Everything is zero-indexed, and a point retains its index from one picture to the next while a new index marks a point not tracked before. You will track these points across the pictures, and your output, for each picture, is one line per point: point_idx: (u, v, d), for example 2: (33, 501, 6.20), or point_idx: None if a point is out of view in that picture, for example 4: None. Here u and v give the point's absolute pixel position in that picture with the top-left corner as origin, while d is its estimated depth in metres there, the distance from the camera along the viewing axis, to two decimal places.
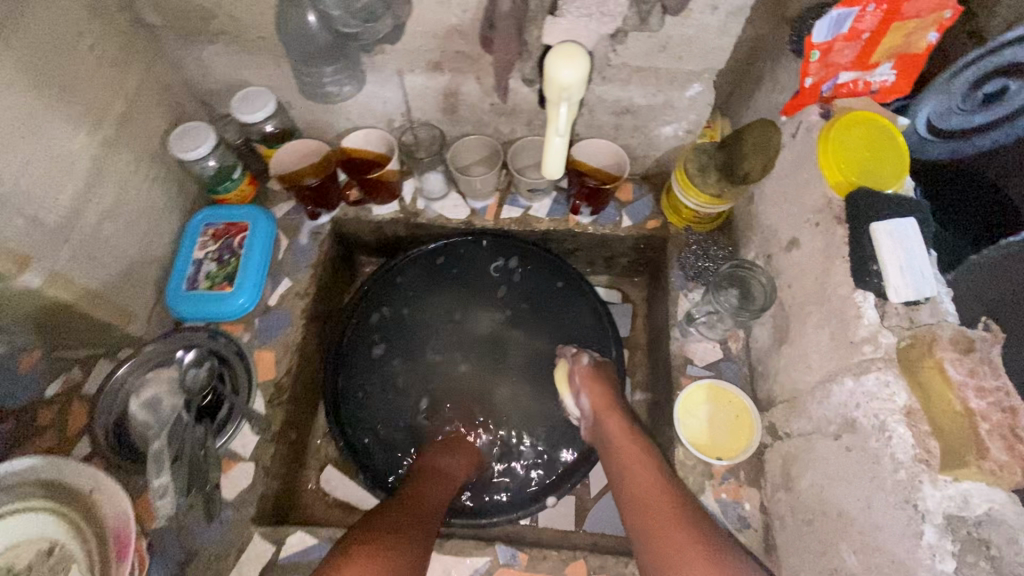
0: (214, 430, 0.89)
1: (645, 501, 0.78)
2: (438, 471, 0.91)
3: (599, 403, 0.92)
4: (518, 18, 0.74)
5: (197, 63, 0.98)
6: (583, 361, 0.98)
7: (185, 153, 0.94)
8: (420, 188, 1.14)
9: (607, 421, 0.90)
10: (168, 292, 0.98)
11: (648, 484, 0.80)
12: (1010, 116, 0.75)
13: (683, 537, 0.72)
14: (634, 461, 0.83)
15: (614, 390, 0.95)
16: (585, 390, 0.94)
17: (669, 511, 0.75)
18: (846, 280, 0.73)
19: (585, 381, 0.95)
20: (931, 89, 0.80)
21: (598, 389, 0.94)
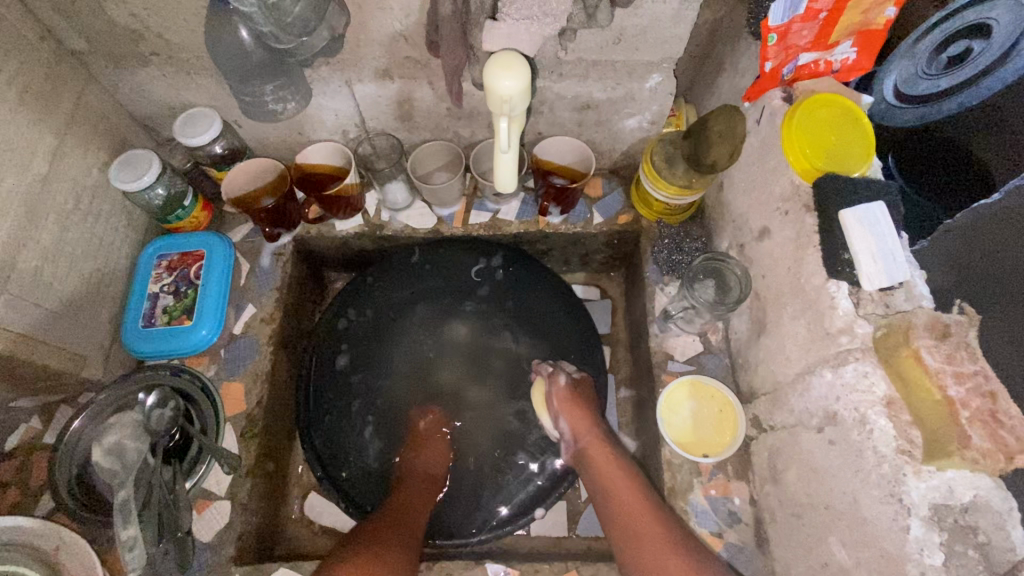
0: (183, 472, 0.86)
1: (631, 526, 0.79)
2: (422, 475, 0.94)
3: (579, 427, 0.92)
4: (462, 21, 0.70)
5: (132, 87, 0.93)
6: (561, 382, 0.96)
7: (129, 184, 0.89)
8: (383, 199, 1.10)
9: (587, 443, 0.91)
10: (125, 331, 0.94)
11: (635, 509, 0.81)
12: (975, 79, 0.67)
13: (672, 560, 0.75)
14: (615, 486, 0.85)
15: (592, 409, 0.95)
16: (564, 415, 0.94)
17: (656, 536, 0.77)
18: (819, 270, 0.71)
19: (563, 406, 0.94)
20: (899, 55, 0.78)
21: (577, 412, 0.93)
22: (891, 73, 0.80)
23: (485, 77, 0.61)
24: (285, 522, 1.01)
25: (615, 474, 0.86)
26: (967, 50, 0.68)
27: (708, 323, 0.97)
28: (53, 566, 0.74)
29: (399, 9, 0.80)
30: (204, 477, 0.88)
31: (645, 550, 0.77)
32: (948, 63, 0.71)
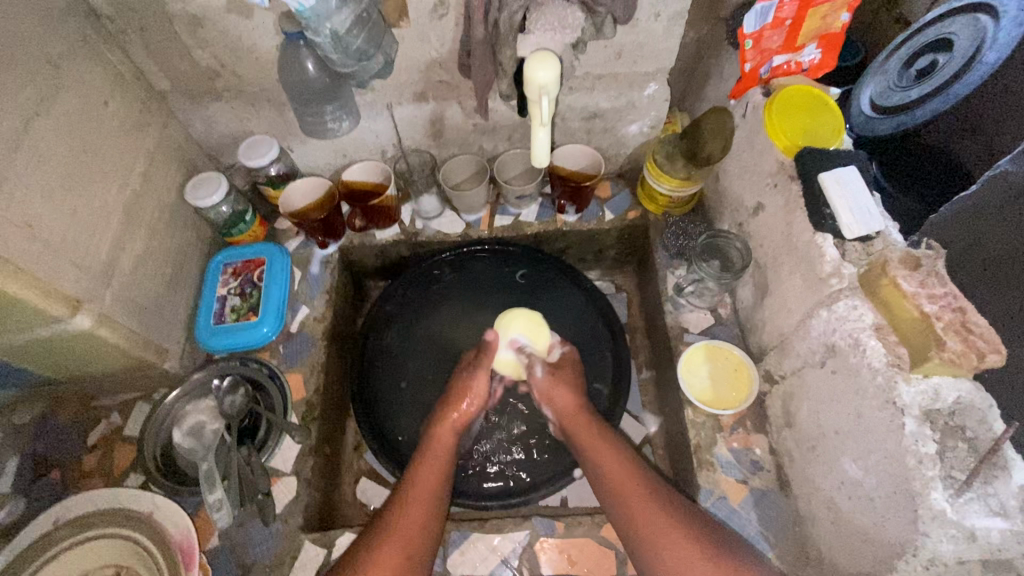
0: (255, 449, 0.95)
1: (624, 496, 0.81)
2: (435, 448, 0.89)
3: (564, 410, 0.94)
4: (491, 42, 0.85)
5: (205, 120, 1.09)
6: (537, 370, 0.97)
7: (200, 201, 1.01)
8: (417, 209, 1.24)
9: (573, 417, 0.93)
10: (198, 328, 1.05)
11: (624, 478, 0.82)
12: (939, 86, 0.83)
13: (665, 525, 0.76)
14: (612, 461, 0.85)
15: (577, 389, 0.96)
16: (547, 398, 0.95)
17: (648, 502, 0.79)
18: (807, 227, 0.83)
19: (546, 390, 0.95)
20: (871, 75, 0.96)
21: (561, 395, 0.94)
22: (868, 87, 0.97)
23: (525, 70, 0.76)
24: (340, 504, 1.08)
25: (610, 450, 0.87)
26: (935, 61, 0.84)
27: (716, 297, 1.08)
28: (151, 526, 0.82)
29: (436, 39, 0.96)
30: (272, 455, 0.96)
31: (638, 520, 0.78)
32: (918, 75, 0.87)
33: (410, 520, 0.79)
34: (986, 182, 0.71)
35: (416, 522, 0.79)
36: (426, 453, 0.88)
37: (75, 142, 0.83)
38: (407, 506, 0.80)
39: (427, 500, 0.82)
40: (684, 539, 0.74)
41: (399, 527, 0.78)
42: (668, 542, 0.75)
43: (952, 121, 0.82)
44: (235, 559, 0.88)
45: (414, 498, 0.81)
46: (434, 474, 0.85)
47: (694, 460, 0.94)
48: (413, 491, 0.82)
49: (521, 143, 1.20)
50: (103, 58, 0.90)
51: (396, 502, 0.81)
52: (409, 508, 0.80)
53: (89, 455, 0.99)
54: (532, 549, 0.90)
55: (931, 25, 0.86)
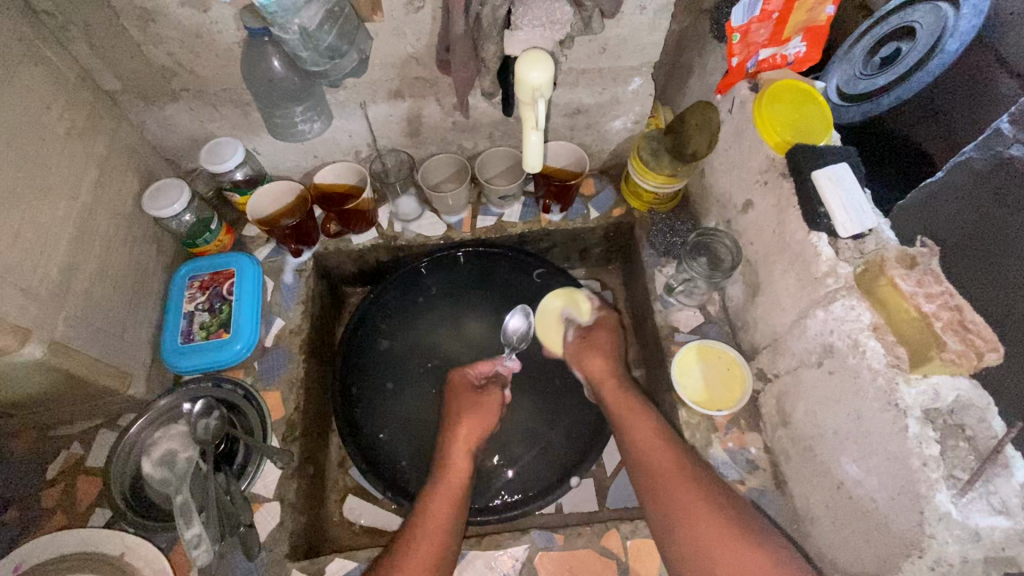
0: (234, 475, 0.89)
1: (659, 474, 0.79)
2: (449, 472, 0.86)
3: (598, 374, 0.96)
4: (472, 38, 0.80)
5: (161, 122, 1.01)
6: (570, 333, 1.02)
7: (160, 211, 0.94)
8: (395, 211, 1.18)
9: (605, 382, 0.95)
10: (165, 348, 0.99)
11: (658, 452, 0.81)
12: (902, 75, 0.83)
13: (693, 498, 0.75)
14: (644, 436, 0.84)
15: (611, 352, 0.97)
16: (578, 362, 0.99)
17: (679, 473, 0.78)
18: (801, 226, 0.82)
19: (577, 353, 0.99)
20: (836, 64, 0.96)
21: (592, 359, 0.97)
22: (834, 76, 0.97)
23: (516, 71, 0.73)
24: (327, 525, 1.04)
25: (645, 427, 0.85)
26: (898, 50, 0.83)
27: (706, 295, 1.07)
28: (124, 569, 0.79)
29: (411, 34, 0.90)
30: (253, 481, 0.91)
31: (670, 494, 0.77)
32: (882, 64, 0.86)
33: (423, 549, 0.75)
34: (952, 169, 0.73)
35: (432, 552, 0.75)
36: (440, 477, 0.85)
37: (16, 153, 0.75)
38: (419, 534, 0.76)
39: (438, 525, 0.78)
40: (711, 511, 0.73)
41: (414, 557, 0.74)
42: (706, 547, 0.71)
43: (913, 113, 0.82)
44: None
45: (426, 524, 0.78)
46: (448, 496, 0.82)
47: None
48: (427, 519, 0.79)
49: (503, 140, 1.16)
50: (43, 57, 0.82)
51: (408, 532, 0.77)
52: (421, 537, 0.76)
53: (50, 490, 0.90)
54: (531, 563, 0.87)
55: (897, 11, 0.84)
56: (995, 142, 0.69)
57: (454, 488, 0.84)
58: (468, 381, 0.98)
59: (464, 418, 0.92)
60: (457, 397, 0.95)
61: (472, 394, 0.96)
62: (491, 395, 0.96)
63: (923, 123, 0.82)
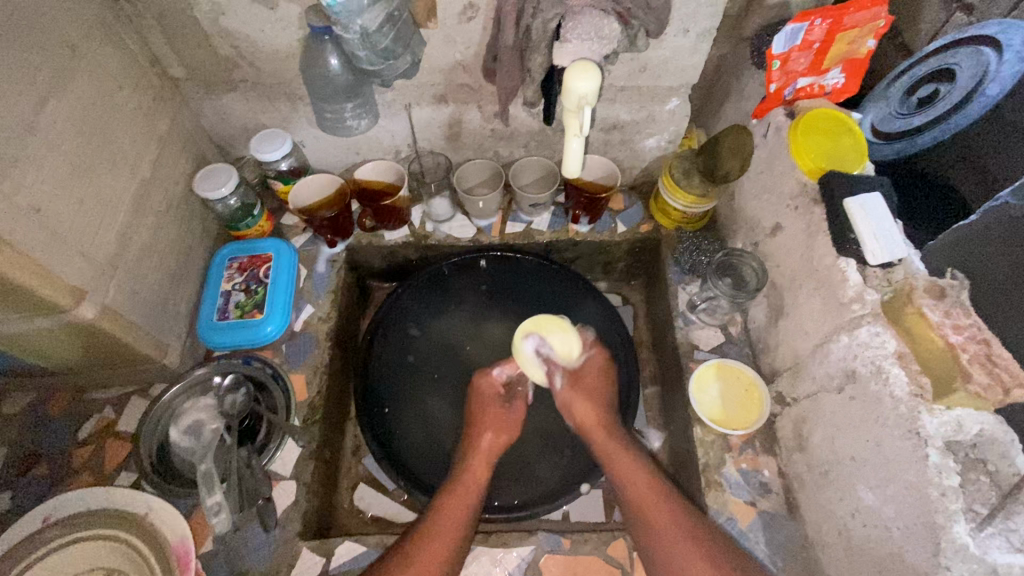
0: (256, 451, 0.92)
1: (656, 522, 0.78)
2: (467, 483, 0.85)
3: (588, 419, 0.90)
4: (520, 49, 0.84)
5: (218, 110, 1.07)
6: (557, 380, 0.91)
7: (207, 193, 0.99)
8: (428, 212, 1.22)
9: (594, 425, 0.90)
10: (200, 323, 1.03)
11: (659, 520, 0.78)
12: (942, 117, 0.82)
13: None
14: (626, 468, 0.84)
15: (597, 399, 0.92)
16: (567, 408, 0.92)
17: (666, 511, 0.79)
18: (830, 251, 0.83)
19: (567, 398, 0.91)
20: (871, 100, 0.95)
21: (585, 405, 0.91)
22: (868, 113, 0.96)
23: (564, 80, 0.75)
24: (336, 511, 1.06)
25: (627, 458, 0.85)
26: (937, 91, 0.83)
27: (728, 315, 1.08)
28: (148, 529, 0.81)
29: (461, 42, 0.94)
30: (273, 458, 0.93)
31: (660, 527, 0.77)
32: (919, 104, 0.85)
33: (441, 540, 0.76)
34: (985, 214, 0.70)
35: (440, 555, 0.75)
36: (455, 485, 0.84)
37: (90, 128, 0.80)
38: (427, 544, 0.75)
39: (452, 534, 0.77)
40: (692, 542, 0.75)
41: (419, 560, 0.73)
42: None
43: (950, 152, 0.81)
44: (230, 566, 0.85)
45: (440, 532, 0.77)
46: (463, 502, 0.82)
47: (702, 480, 0.93)
48: (445, 518, 0.79)
49: (538, 150, 1.19)
50: (120, 42, 0.88)
51: (419, 537, 0.76)
52: (433, 536, 0.76)
53: (80, 449, 0.94)
54: (537, 564, 0.88)
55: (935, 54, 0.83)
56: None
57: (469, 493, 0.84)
58: (495, 389, 0.95)
59: (483, 427, 0.90)
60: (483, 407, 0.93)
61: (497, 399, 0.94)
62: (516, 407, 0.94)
63: (958, 166, 0.80)
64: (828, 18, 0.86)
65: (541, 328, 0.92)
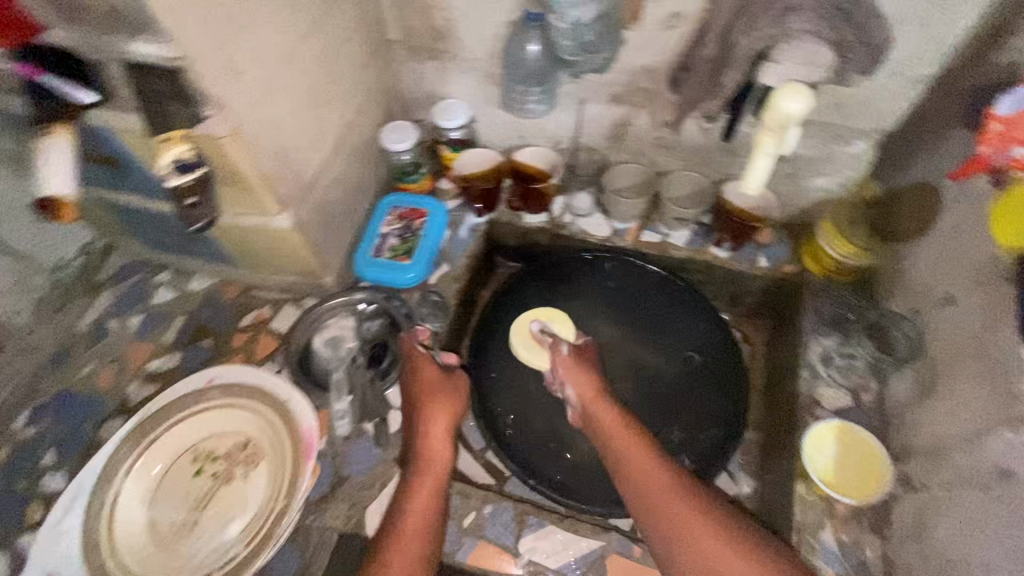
0: (379, 374, 1.03)
1: (673, 527, 0.78)
2: (427, 463, 0.88)
3: (586, 391, 0.98)
4: (717, 62, 0.85)
5: (415, 73, 1.19)
6: (563, 349, 1.07)
7: (391, 144, 1.13)
8: (569, 205, 1.27)
9: (594, 400, 0.96)
10: (357, 255, 1.16)
11: (683, 520, 0.77)
12: None
13: None
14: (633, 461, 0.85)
15: (597, 374, 1.01)
16: (567, 378, 1.01)
17: (681, 505, 0.79)
18: (1012, 337, 0.75)
19: (565, 370, 1.02)
20: None
21: (584, 376, 1.00)
22: None
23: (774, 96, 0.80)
24: None
25: (635, 451, 0.86)
26: None
27: (862, 379, 1.01)
28: (284, 410, 0.92)
29: (655, 49, 0.97)
30: (393, 383, 1.03)
31: (659, 502, 0.80)
32: None
33: (423, 496, 0.84)
34: None
35: (410, 554, 0.77)
36: (415, 469, 0.87)
37: (325, 68, 0.94)
38: (394, 540, 0.78)
39: (416, 526, 0.80)
40: (700, 519, 0.77)
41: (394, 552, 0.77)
42: None
43: None
44: (335, 469, 0.95)
45: (405, 532, 0.79)
46: (427, 489, 0.84)
47: (793, 538, 0.89)
48: (403, 526, 0.80)
49: (695, 167, 1.19)
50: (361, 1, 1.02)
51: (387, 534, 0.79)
52: (399, 534, 0.79)
53: (240, 334, 1.12)
54: (602, 561, 0.90)
55: None
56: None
57: (434, 481, 0.86)
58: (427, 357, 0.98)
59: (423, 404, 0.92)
60: (422, 367, 0.96)
61: (434, 369, 0.96)
62: (458, 381, 0.98)
63: None
64: None
65: (545, 315, 1.20)
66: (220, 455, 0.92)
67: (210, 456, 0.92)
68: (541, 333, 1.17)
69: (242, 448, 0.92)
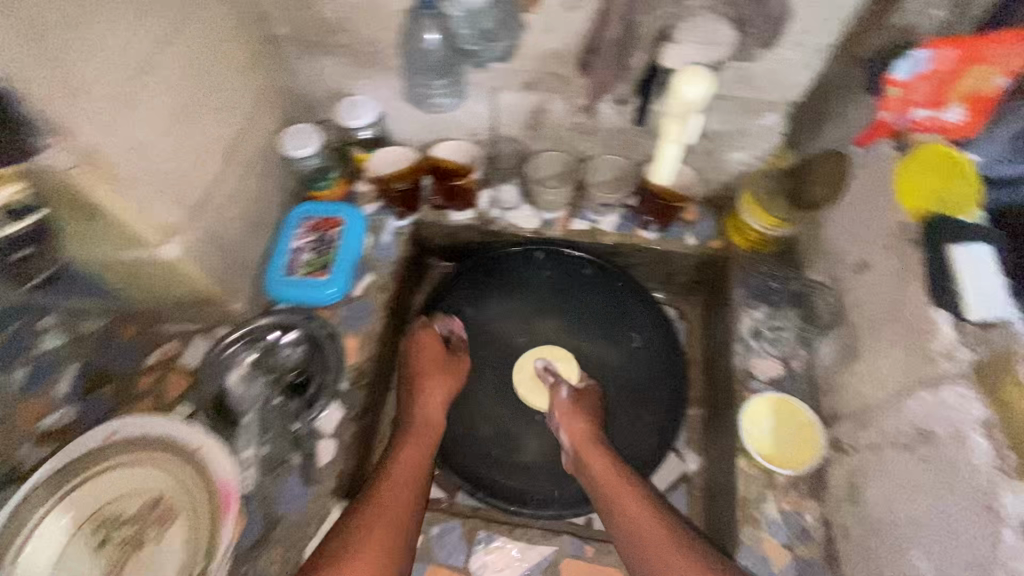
0: (304, 406, 0.96)
1: (654, 557, 0.79)
2: (393, 483, 0.85)
3: (580, 436, 0.97)
4: (622, 44, 0.82)
5: (312, 71, 1.09)
6: (560, 393, 1.04)
7: (294, 150, 1.04)
8: (496, 199, 1.23)
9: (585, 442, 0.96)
10: (267, 275, 1.07)
11: (659, 544, 0.80)
12: None
13: None
14: (618, 489, 0.87)
15: (594, 420, 1.00)
16: (562, 422, 1.00)
17: (660, 536, 0.81)
18: (922, 300, 0.77)
19: (563, 414, 1.01)
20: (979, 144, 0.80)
21: (576, 421, 0.99)
22: None
23: (673, 85, 0.77)
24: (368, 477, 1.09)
25: (621, 486, 0.88)
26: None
27: (792, 347, 1.03)
28: (196, 464, 0.84)
29: (560, 31, 0.93)
30: (321, 414, 0.96)
31: (641, 535, 0.82)
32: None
33: (386, 517, 0.80)
34: None
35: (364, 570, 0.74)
36: (385, 484, 0.85)
37: (198, 75, 0.84)
38: (351, 559, 0.74)
39: (379, 547, 0.77)
40: (677, 549, 0.78)
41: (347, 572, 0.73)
42: None
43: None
44: (264, 512, 0.88)
45: (363, 549, 0.76)
46: (393, 511, 0.82)
47: (738, 514, 0.90)
48: (365, 543, 0.77)
49: (618, 150, 1.16)
50: None
51: (346, 543, 0.76)
52: (358, 551, 0.75)
53: (144, 375, 0.98)
54: (555, 565, 0.91)
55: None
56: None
57: (398, 505, 0.83)
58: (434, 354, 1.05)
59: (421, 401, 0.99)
60: (424, 356, 1.04)
61: (435, 363, 1.04)
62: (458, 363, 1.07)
63: None
64: (960, 47, 0.75)
65: (536, 351, 1.15)
66: (129, 519, 0.81)
67: (115, 521, 0.81)
68: (545, 374, 1.11)
69: (152, 507, 0.82)
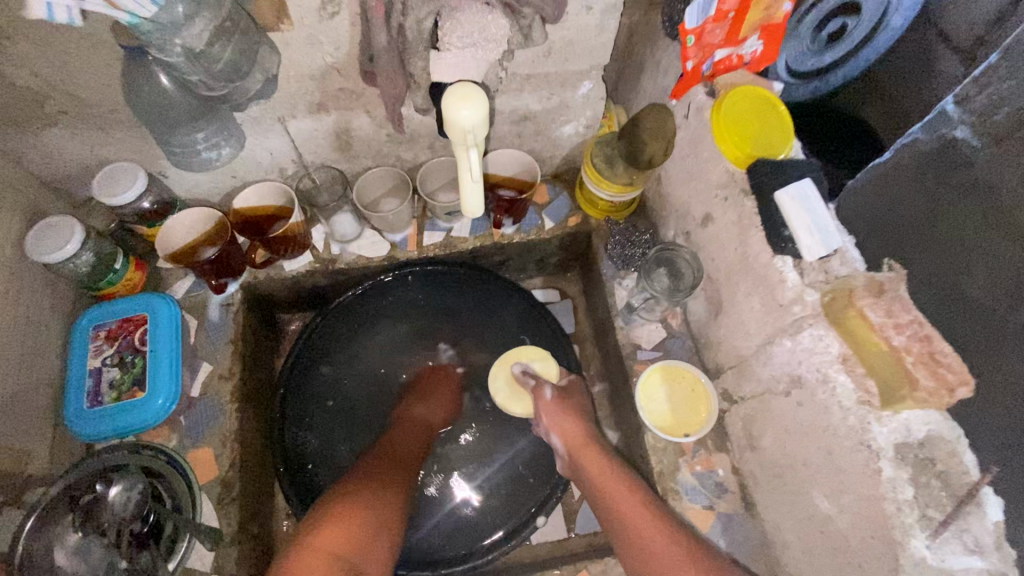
0: (163, 554, 0.80)
1: (635, 533, 0.77)
2: (369, 497, 0.81)
3: (570, 434, 0.91)
4: (397, 51, 0.70)
5: (39, 151, 0.86)
6: (546, 392, 0.96)
7: (44, 256, 0.81)
8: (331, 232, 1.07)
9: (571, 431, 0.91)
10: (69, 413, 0.87)
11: (638, 517, 0.78)
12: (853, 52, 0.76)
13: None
14: (600, 470, 0.85)
15: (582, 416, 0.93)
16: (551, 423, 0.93)
17: (642, 513, 0.79)
18: (764, 248, 0.77)
19: (552, 413, 0.93)
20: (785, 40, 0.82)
21: (568, 418, 0.92)
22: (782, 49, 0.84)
23: (444, 109, 0.67)
24: None
25: (608, 472, 0.85)
26: (845, 26, 0.75)
27: (667, 308, 1.02)
28: None
29: (328, 43, 0.79)
30: (185, 556, 0.82)
31: (627, 509, 0.80)
32: (829, 40, 0.77)
33: (354, 521, 0.75)
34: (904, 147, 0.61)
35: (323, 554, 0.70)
36: (358, 490, 0.81)
37: None
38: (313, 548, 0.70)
39: (342, 544, 0.72)
40: (653, 522, 0.78)
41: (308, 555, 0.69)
42: None
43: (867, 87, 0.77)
44: None
45: (323, 539, 0.72)
46: (363, 513, 0.77)
47: (659, 491, 0.90)
48: (326, 534, 0.72)
49: (446, 150, 1.06)
50: None
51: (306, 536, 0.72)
52: (320, 541, 0.71)
53: None
54: None
55: None
56: (987, 79, 0.54)
57: (380, 511, 0.79)
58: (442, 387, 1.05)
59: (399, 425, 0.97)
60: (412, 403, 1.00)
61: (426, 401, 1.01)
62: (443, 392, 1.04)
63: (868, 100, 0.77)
64: None
65: (521, 354, 1.03)
66: None
67: None
68: (526, 378, 0.99)
69: None
